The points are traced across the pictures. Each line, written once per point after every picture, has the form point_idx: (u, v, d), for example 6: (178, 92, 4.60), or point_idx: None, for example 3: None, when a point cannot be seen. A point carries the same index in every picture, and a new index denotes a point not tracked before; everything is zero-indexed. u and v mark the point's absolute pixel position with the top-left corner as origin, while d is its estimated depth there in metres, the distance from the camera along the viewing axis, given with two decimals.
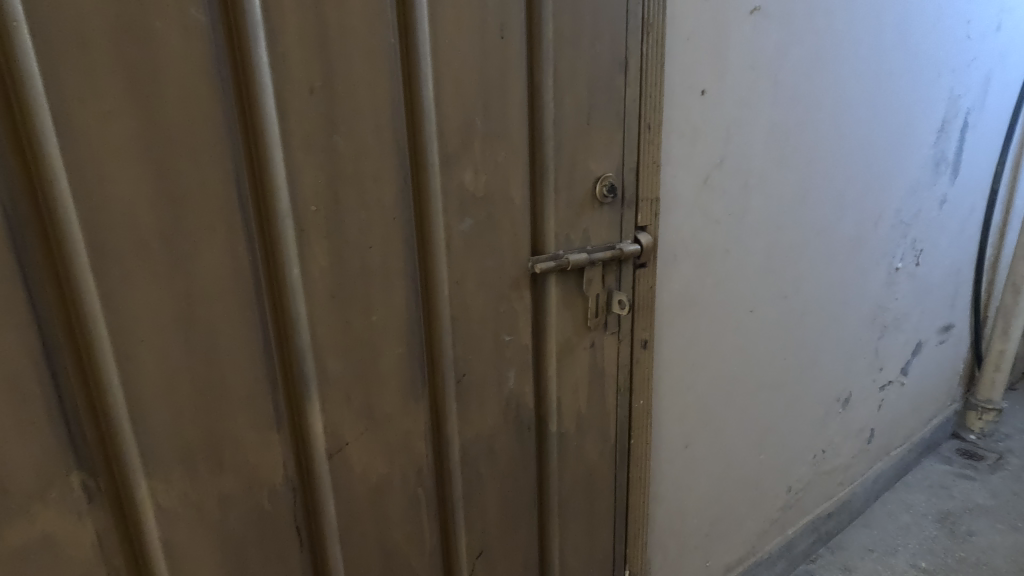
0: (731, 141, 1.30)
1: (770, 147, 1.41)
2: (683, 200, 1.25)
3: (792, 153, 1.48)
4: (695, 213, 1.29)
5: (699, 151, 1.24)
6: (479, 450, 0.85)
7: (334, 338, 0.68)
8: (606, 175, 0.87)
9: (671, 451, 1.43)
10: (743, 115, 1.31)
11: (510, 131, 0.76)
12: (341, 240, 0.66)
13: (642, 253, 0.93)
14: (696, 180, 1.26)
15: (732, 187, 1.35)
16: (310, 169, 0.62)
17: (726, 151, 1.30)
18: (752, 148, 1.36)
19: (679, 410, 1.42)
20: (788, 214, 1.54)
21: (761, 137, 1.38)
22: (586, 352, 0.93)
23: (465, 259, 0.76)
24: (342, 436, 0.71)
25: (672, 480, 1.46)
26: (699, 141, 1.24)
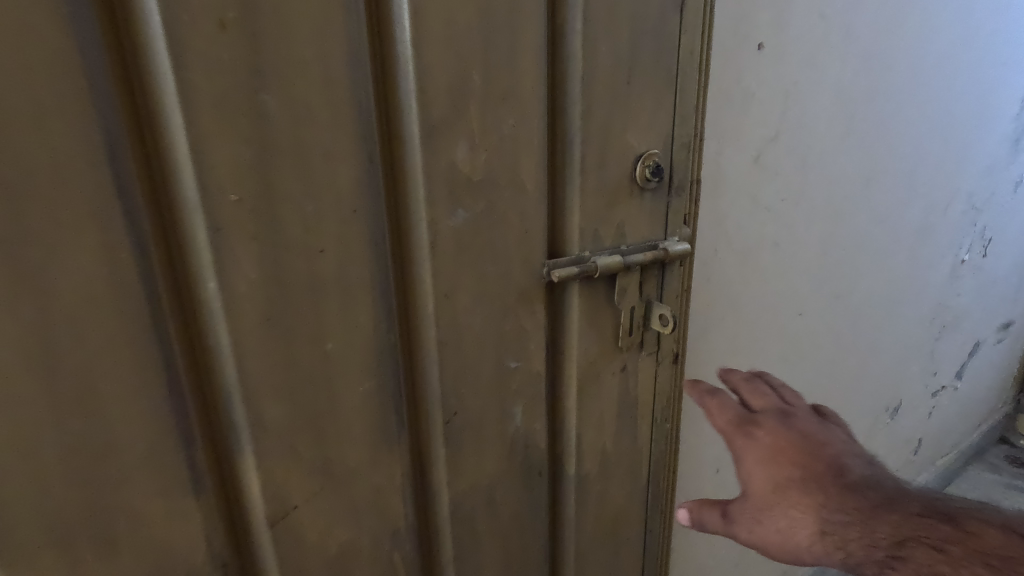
0: (790, 108, 1.07)
1: (834, 114, 1.17)
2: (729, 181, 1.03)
3: (859, 124, 1.24)
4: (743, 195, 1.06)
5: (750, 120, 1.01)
6: (476, 503, 0.67)
7: (272, 375, 0.50)
8: (652, 153, 0.65)
9: (699, 476, 1.24)
10: (804, 77, 1.07)
11: (521, 92, 0.55)
12: (278, 241, 0.47)
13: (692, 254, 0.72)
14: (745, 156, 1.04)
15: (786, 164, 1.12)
16: (226, 141, 0.43)
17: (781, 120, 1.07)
18: (813, 117, 1.12)
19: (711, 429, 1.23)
20: (848, 197, 1.31)
21: (825, 103, 1.13)
22: (616, 378, 0.74)
23: (458, 265, 0.56)
24: (289, 498, 0.54)
25: (699, 508, 1.27)
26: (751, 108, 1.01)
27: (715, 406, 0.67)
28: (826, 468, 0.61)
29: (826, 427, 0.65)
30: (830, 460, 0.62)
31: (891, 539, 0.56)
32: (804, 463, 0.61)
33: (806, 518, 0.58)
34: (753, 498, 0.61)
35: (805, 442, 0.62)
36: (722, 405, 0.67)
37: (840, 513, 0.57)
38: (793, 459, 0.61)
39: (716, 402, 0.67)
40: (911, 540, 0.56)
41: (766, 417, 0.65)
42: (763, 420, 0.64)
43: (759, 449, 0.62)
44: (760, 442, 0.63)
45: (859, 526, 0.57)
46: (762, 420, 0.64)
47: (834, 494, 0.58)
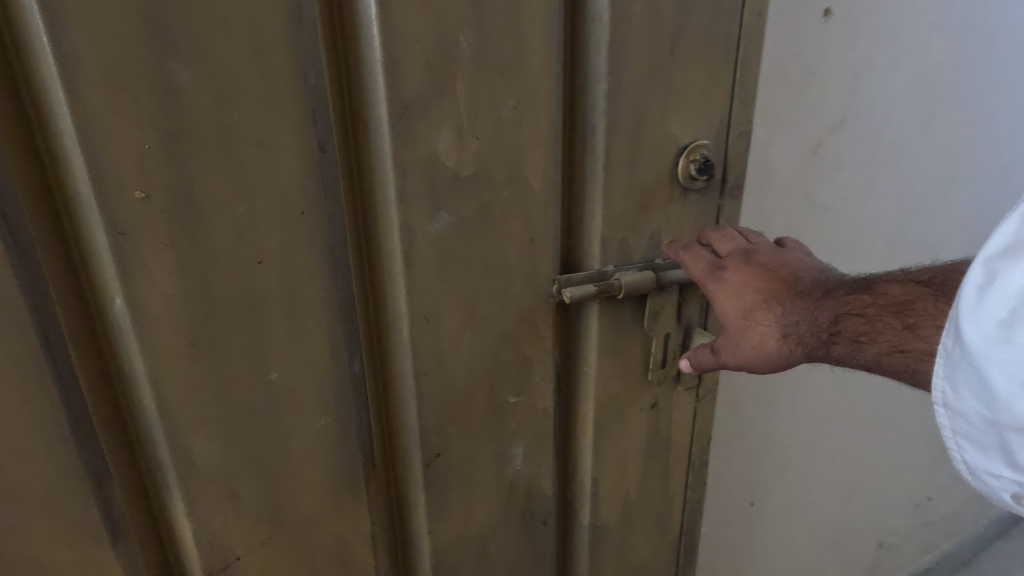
0: (869, 90, 0.73)
1: (887, 78, 0.74)
2: (775, 202, 0.73)
3: (934, 94, 0.79)
4: (795, 219, 0.76)
5: (806, 112, 0.70)
6: (465, 555, 0.57)
7: (201, 409, 0.41)
8: (700, 144, 0.51)
9: (751, 518, 1.06)
10: (898, 37, 0.72)
11: (527, 63, 0.43)
12: (204, 250, 0.37)
13: None
14: (797, 163, 0.73)
15: (861, 168, 0.78)
16: (126, 125, 0.33)
17: (852, 104, 0.73)
18: (877, 91, 0.74)
19: (775, 467, 1.03)
20: (922, 202, 0.87)
21: (876, 66, 0.72)
22: (643, 416, 0.61)
23: (441, 280, 0.46)
24: (230, 549, 0.45)
25: (746, 553, 1.09)
26: (807, 92, 0.69)
27: (689, 256, 0.48)
28: (789, 282, 0.49)
29: (791, 253, 0.51)
30: (793, 277, 0.49)
31: (837, 324, 0.46)
32: (768, 288, 0.48)
33: (768, 332, 0.48)
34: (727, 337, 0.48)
35: (771, 272, 0.49)
36: (699, 258, 0.48)
37: (795, 313, 0.48)
38: (755, 289, 0.48)
39: (687, 253, 0.49)
40: (858, 318, 0.45)
41: (733, 259, 0.48)
42: (730, 264, 0.48)
43: (726, 295, 0.47)
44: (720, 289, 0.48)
45: (819, 318, 0.47)
46: (728, 262, 0.48)
47: (788, 302, 0.48)
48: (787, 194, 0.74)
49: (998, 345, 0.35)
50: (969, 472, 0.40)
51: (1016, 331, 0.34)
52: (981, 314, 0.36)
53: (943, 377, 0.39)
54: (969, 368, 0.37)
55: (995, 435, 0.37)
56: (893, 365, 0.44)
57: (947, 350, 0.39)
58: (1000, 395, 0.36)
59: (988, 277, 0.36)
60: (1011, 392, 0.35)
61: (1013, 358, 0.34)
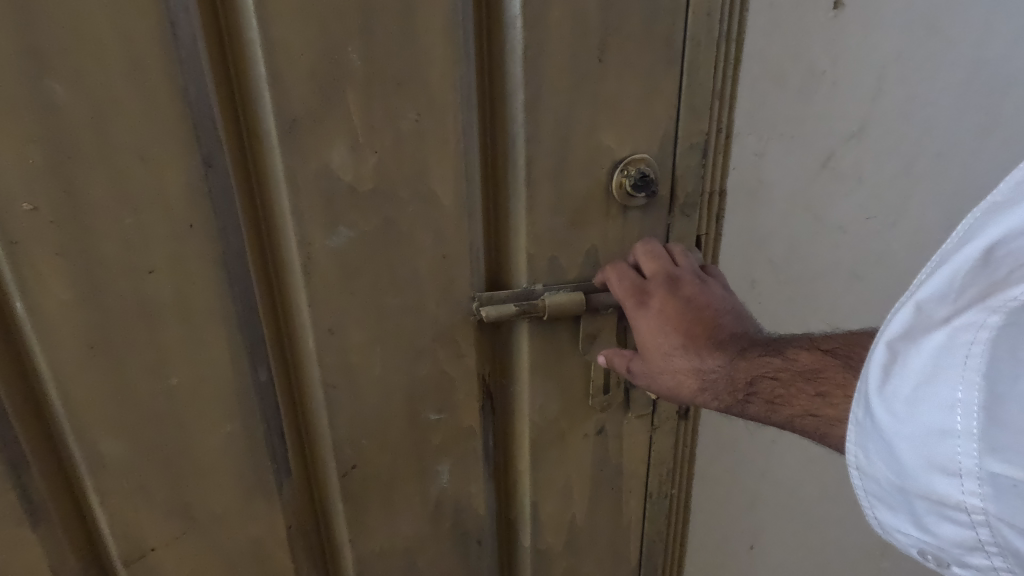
0: (893, 92, 0.65)
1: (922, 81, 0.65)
2: (775, 216, 0.67)
3: (980, 101, 0.68)
4: (801, 237, 0.69)
5: (813, 120, 0.63)
6: (391, 569, 0.56)
7: (105, 409, 0.43)
8: (639, 158, 0.47)
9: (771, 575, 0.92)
10: (932, 37, 0.63)
11: (426, 74, 0.41)
12: (94, 259, 0.39)
13: None
14: (802, 176, 0.66)
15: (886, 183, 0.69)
16: (6, 141, 0.35)
17: (874, 109, 0.65)
18: (904, 95, 0.65)
19: (799, 520, 0.89)
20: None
21: (903, 68, 0.64)
22: (588, 441, 0.58)
23: (344, 294, 0.45)
24: (144, 541, 0.47)
25: None
26: (813, 98, 0.62)
27: (611, 270, 0.49)
28: (710, 321, 0.48)
29: (712, 284, 0.50)
30: (716, 320, 0.48)
31: (752, 382, 0.45)
32: (690, 329, 0.48)
33: (687, 375, 0.48)
34: (644, 372, 0.49)
35: (695, 311, 0.48)
36: (621, 276, 0.49)
37: (715, 365, 0.47)
38: (677, 328, 0.48)
39: (610, 266, 0.49)
40: (772, 380, 0.44)
41: (658, 289, 0.48)
42: (653, 294, 0.47)
43: (649, 331, 0.48)
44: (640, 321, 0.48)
45: (737, 371, 0.46)
46: (653, 288, 0.48)
47: (708, 350, 0.47)
48: (790, 210, 0.67)
49: (901, 421, 0.32)
50: (882, 528, 0.36)
51: (918, 407, 0.31)
52: (885, 390, 0.32)
53: (856, 445, 0.35)
54: (878, 441, 0.33)
55: (904, 503, 0.33)
56: (804, 427, 0.43)
57: (858, 417, 0.35)
58: (909, 468, 0.32)
59: (891, 353, 0.33)
60: (916, 467, 0.32)
61: (918, 436, 0.31)
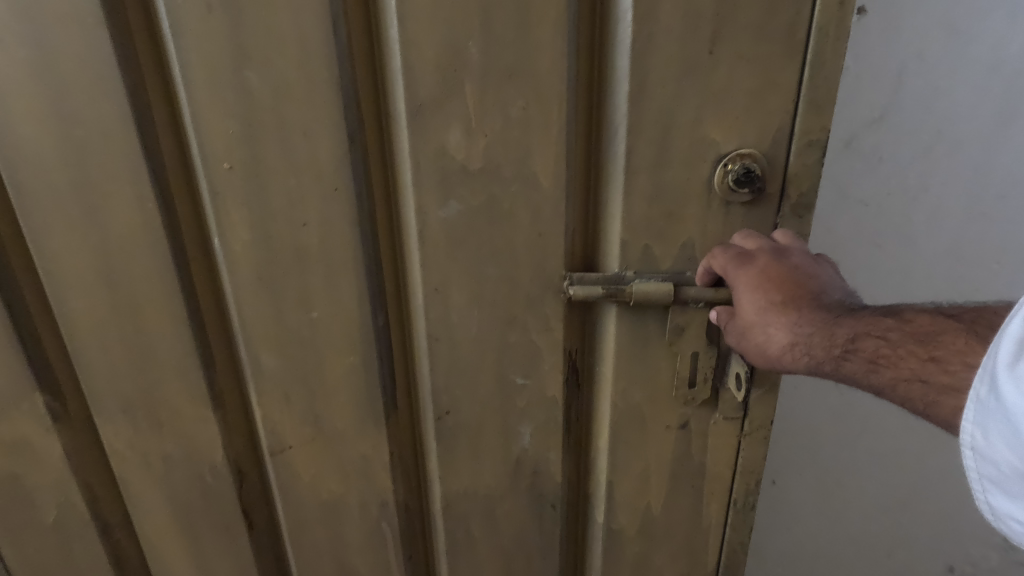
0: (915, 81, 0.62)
1: (944, 75, 0.62)
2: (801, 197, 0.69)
3: None
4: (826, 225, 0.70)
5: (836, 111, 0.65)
6: (471, 509, 0.63)
7: (265, 328, 0.55)
8: (746, 151, 0.46)
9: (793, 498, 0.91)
10: (962, 25, 0.60)
11: (536, 65, 0.45)
12: (266, 210, 0.50)
13: None
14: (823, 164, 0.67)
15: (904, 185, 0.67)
16: (217, 115, 0.47)
17: (894, 101, 0.63)
18: (927, 91, 0.62)
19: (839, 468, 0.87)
20: (1010, 238, 0.67)
21: (924, 65, 0.62)
22: (670, 434, 0.58)
23: (450, 259, 0.51)
24: (283, 438, 0.60)
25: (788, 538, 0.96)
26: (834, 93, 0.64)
27: (716, 249, 0.48)
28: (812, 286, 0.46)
29: (823, 263, 0.48)
30: (823, 290, 0.46)
31: (854, 340, 0.42)
32: (793, 291, 0.45)
33: (781, 334, 0.45)
34: (739, 333, 0.47)
35: (802, 277, 0.46)
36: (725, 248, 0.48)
37: (816, 323, 0.44)
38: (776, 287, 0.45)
39: (712, 248, 0.49)
40: (878, 339, 0.41)
41: (764, 255, 0.46)
42: (754, 256, 0.46)
43: (750, 292, 0.46)
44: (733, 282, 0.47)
45: (838, 329, 0.43)
46: (758, 254, 0.46)
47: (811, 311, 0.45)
48: None
49: None
50: (993, 517, 0.36)
51: None
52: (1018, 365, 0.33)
53: (973, 424, 0.35)
54: (1005, 420, 0.33)
55: None
56: (907, 393, 0.40)
57: (978, 395, 0.35)
58: None
59: None
60: None
61: None
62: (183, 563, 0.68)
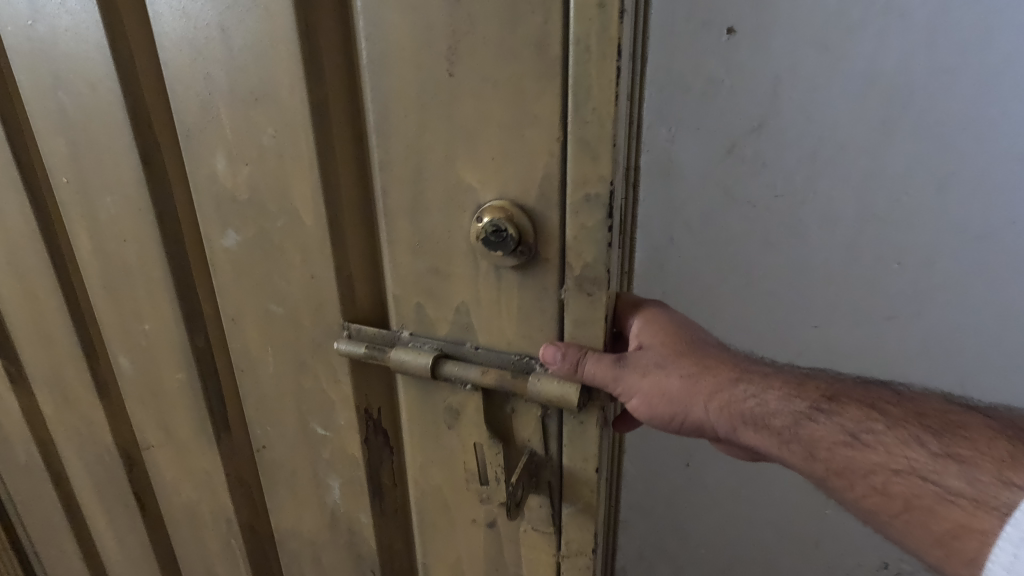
0: (793, 96, 0.61)
1: (820, 91, 0.60)
2: (681, 202, 0.68)
3: (923, 104, 0.58)
4: (717, 233, 0.69)
5: (713, 118, 0.64)
6: (300, 550, 0.59)
7: (116, 334, 0.58)
8: (502, 203, 0.35)
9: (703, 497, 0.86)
10: (839, 43, 0.58)
11: (278, 90, 0.39)
12: (97, 223, 0.52)
13: (577, 406, 0.37)
14: (704, 168, 0.66)
15: (790, 201, 0.65)
16: (50, 134, 0.50)
17: (774, 112, 0.62)
18: (803, 101, 0.61)
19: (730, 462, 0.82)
20: (899, 247, 0.64)
21: (799, 79, 0.60)
22: (477, 532, 0.47)
23: (238, 291, 0.48)
24: (146, 436, 0.63)
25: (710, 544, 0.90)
26: (714, 105, 0.63)
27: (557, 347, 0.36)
28: (713, 357, 0.39)
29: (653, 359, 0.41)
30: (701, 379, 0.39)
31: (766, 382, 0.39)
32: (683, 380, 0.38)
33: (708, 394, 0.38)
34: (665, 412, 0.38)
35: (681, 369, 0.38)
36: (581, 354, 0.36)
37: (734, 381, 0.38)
38: (683, 382, 0.38)
39: (549, 348, 0.36)
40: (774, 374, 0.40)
41: (634, 358, 0.37)
42: (636, 353, 0.37)
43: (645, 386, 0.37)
44: (641, 398, 0.37)
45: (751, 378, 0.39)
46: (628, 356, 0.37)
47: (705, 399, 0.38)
48: (697, 194, 0.67)
49: None
50: None
51: None
52: None
53: None
54: None
55: None
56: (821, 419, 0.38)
57: None
58: None
59: None
60: None
61: None
62: (105, 526, 0.76)
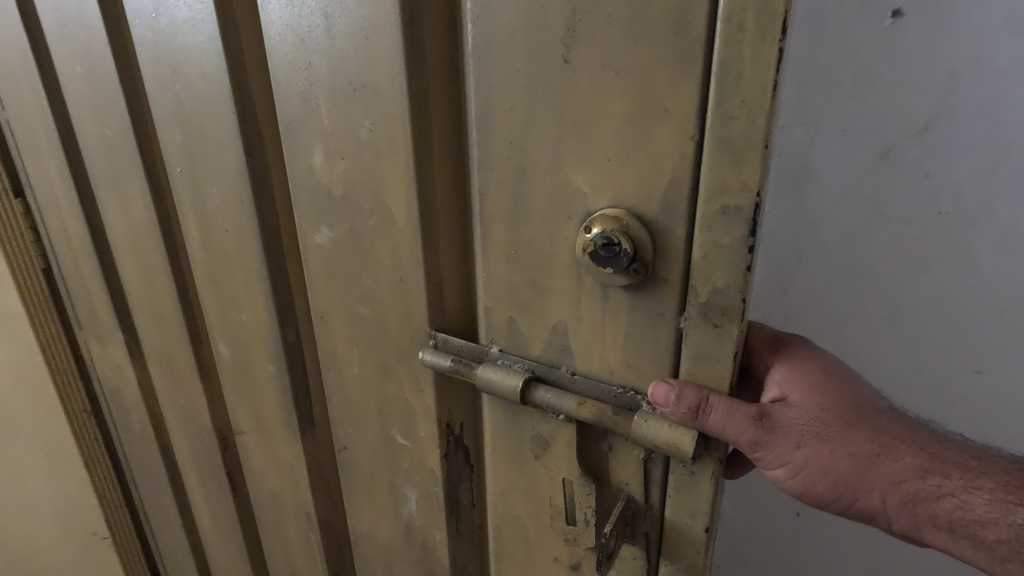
0: (974, 90, 0.50)
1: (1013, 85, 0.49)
2: (818, 211, 0.59)
3: None
4: (856, 251, 0.59)
5: (867, 115, 0.54)
6: (373, 555, 0.57)
7: (217, 321, 0.59)
8: (616, 213, 0.30)
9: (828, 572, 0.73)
10: None
11: (377, 80, 0.37)
12: (204, 213, 0.53)
13: (691, 455, 0.31)
14: (853, 175, 0.56)
15: (958, 219, 0.54)
16: (168, 126, 0.52)
17: (946, 110, 0.51)
18: (989, 98, 0.50)
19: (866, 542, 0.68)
20: None
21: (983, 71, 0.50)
22: (557, 572, 0.43)
23: (328, 288, 0.47)
24: (239, 422, 0.64)
25: None
26: (866, 102, 0.54)
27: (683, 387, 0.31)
28: (895, 432, 0.31)
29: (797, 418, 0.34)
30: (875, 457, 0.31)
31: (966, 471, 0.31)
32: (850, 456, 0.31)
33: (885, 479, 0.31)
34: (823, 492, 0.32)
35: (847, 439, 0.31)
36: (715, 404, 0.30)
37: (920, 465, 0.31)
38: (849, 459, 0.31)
39: (661, 385, 0.31)
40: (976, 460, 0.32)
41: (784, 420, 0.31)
42: (787, 414, 0.31)
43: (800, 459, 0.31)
44: (789, 470, 0.31)
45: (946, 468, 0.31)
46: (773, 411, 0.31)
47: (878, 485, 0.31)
48: (837, 205, 0.58)
49: None
50: None
51: None
52: None
53: None
54: None
55: None
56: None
57: None
58: None
59: None
60: None
61: None
62: (201, 499, 0.80)
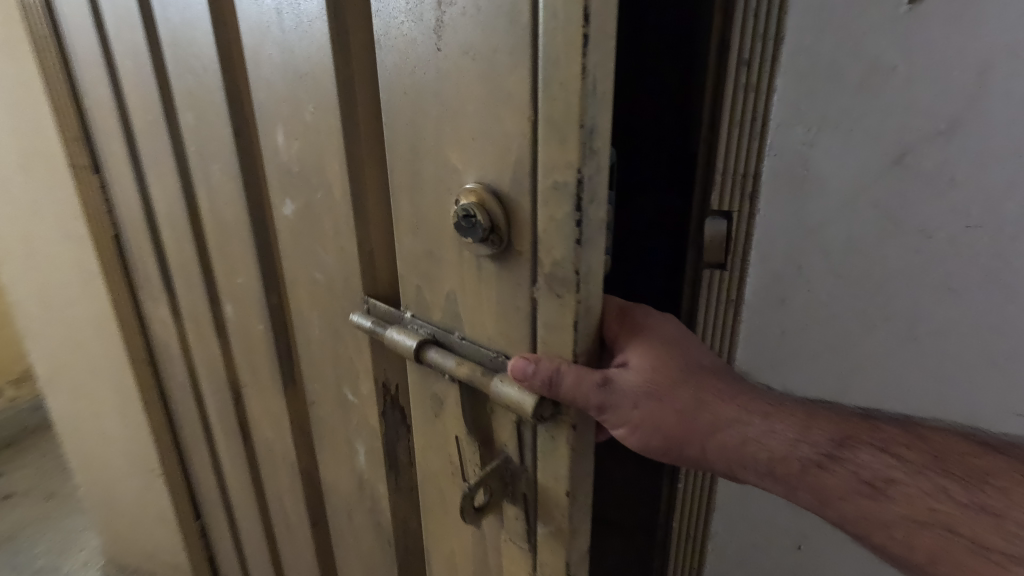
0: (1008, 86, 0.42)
1: None
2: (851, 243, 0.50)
3: None
4: (855, 272, 0.51)
5: (883, 122, 0.46)
6: (338, 503, 0.63)
7: (223, 284, 0.67)
8: (478, 189, 0.33)
9: None
10: None
11: (315, 69, 0.41)
12: (210, 187, 0.61)
13: (539, 417, 0.34)
14: (858, 182, 0.48)
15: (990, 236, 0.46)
16: (185, 110, 0.60)
17: (970, 109, 0.44)
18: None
19: None
20: None
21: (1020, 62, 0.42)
22: (465, 528, 0.46)
23: (294, 256, 0.53)
24: (242, 376, 0.72)
25: None
26: (879, 101, 0.45)
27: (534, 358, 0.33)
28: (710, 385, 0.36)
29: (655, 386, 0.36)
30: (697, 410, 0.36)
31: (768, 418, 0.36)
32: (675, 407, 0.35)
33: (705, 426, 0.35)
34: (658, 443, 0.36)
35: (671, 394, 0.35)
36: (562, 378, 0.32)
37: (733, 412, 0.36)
38: (675, 414, 0.35)
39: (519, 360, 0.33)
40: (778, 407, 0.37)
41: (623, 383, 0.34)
42: (625, 377, 0.34)
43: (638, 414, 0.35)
44: (629, 427, 0.35)
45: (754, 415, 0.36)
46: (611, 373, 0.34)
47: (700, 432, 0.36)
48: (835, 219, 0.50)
49: None
50: None
51: None
52: None
53: None
54: None
55: None
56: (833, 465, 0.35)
57: None
58: None
59: None
60: None
61: None
62: (224, 447, 0.90)
